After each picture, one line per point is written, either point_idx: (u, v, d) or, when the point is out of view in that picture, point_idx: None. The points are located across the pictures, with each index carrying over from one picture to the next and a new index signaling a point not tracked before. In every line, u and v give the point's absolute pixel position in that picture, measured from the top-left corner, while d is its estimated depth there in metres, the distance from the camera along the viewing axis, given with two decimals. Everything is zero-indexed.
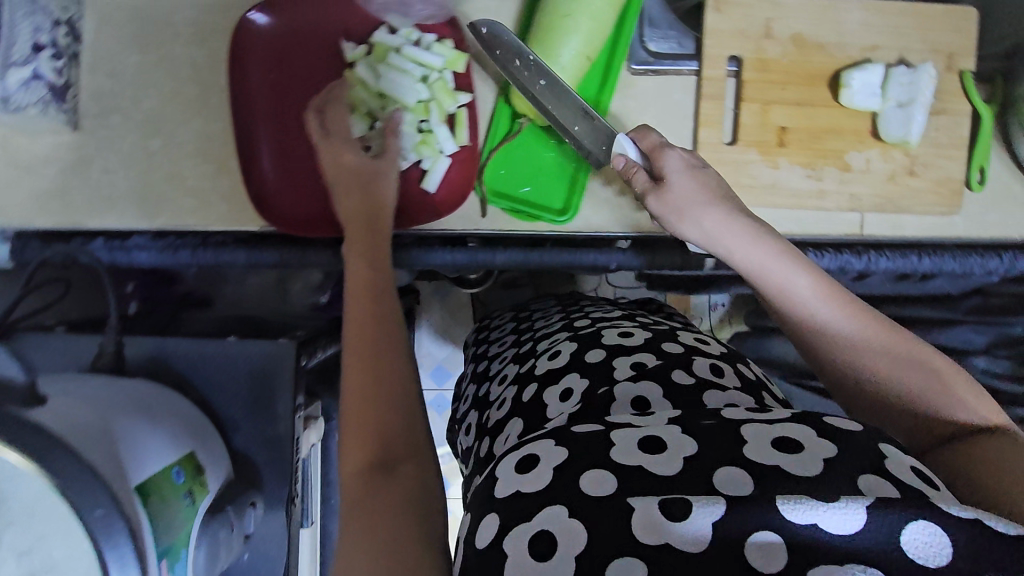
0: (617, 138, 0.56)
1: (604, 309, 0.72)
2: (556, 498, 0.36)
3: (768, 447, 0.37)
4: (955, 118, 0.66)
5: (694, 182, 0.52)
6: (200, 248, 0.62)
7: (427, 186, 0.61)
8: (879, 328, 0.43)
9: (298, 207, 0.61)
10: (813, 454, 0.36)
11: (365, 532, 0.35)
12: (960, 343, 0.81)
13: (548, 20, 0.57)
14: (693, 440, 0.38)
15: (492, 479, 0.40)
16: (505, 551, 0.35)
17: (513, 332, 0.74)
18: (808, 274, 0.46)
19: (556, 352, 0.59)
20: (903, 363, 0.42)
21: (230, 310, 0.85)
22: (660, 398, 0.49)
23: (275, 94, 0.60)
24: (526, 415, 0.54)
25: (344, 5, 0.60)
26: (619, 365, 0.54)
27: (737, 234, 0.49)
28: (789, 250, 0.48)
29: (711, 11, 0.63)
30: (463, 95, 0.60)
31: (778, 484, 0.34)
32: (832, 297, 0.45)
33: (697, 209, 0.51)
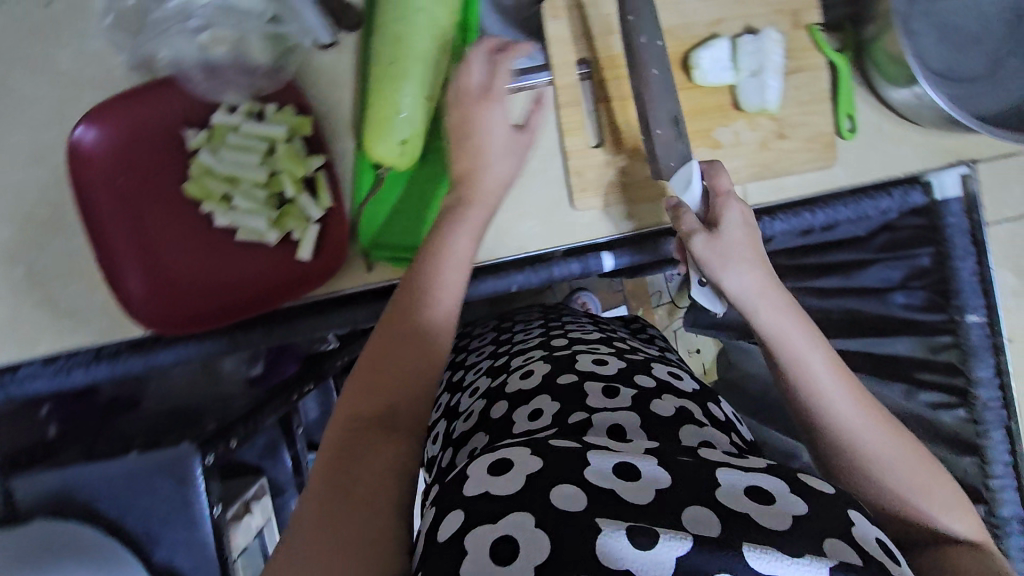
0: (691, 165, 0.59)
1: (585, 329, 0.77)
2: (523, 506, 0.38)
3: (741, 495, 0.39)
4: (812, 74, 0.66)
5: (743, 237, 0.57)
6: (93, 362, 0.61)
7: (301, 254, 0.60)
8: (884, 422, 0.50)
9: (179, 305, 0.59)
10: (784, 508, 0.39)
11: (349, 505, 0.42)
12: (880, 281, 0.82)
13: (379, 70, 0.56)
14: (666, 475, 0.40)
15: (461, 476, 0.42)
16: (464, 547, 0.37)
17: (495, 346, 0.80)
18: (827, 356, 0.52)
19: (529, 371, 0.63)
20: (897, 457, 0.49)
21: (161, 403, 0.84)
22: (637, 428, 0.52)
23: (127, 198, 0.58)
24: (490, 432, 0.57)
25: (176, 95, 0.58)
26: (591, 391, 0.57)
27: (773, 299, 0.54)
28: (813, 330, 0.54)
29: (549, 20, 0.63)
30: (315, 158, 0.59)
31: (744, 533, 0.37)
32: (842, 382, 0.51)
33: (738, 265, 0.55)
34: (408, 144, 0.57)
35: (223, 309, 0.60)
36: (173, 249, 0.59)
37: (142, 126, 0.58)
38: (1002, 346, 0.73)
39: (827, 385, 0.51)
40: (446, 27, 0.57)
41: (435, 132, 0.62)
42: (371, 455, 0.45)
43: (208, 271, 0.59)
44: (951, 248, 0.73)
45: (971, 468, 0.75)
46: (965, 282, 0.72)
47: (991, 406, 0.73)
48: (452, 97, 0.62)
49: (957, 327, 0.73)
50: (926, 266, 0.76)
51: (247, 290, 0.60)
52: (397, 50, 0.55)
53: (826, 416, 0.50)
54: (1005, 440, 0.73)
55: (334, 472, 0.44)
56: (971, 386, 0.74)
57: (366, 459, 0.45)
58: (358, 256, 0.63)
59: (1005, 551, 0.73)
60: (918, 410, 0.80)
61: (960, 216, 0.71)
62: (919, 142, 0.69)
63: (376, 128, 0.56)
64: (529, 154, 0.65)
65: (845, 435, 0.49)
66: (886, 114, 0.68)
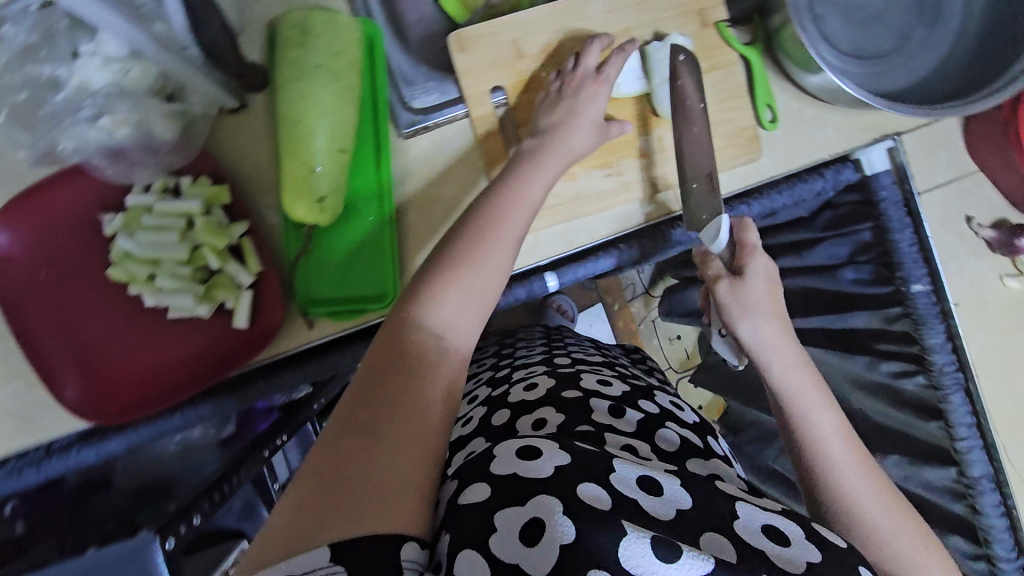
0: (721, 221, 0.57)
1: (587, 350, 0.71)
2: (550, 491, 0.38)
3: (759, 534, 0.40)
4: (726, 71, 0.66)
5: (766, 291, 0.57)
6: (45, 459, 0.60)
7: (239, 322, 0.59)
8: (887, 492, 0.49)
9: (120, 392, 0.58)
10: (800, 554, 0.39)
11: (360, 472, 0.39)
12: (829, 258, 0.83)
13: (289, 131, 0.55)
14: (689, 498, 0.41)
15: (488, 455, 0.43)
16: (492, 524, 0.37)
17: (496, 358, 0.73)
18: (837, 418, 0.52)
19: (534, 385, 0.57)
20: (894, 524, 0.47)
21: (133, 479, 0.83)
22: (649, 451, 0.49)
23: (51, 292, 0.58)
24: (489, 437, 0.51)
25: (84, 181, 0.58)
26: (597, 408, 0.53)
27: (787, 354, 0.55)
28: (824, 389, 0.54)
29: (456, 53, 0.63)
30: (238, 226, 0.58)
31: (762, 563, 0.37)
32: (848, 445, 0.50)
33: (756, 319, 0.56)
34: (327, 201, 0.56)
35: (165, 389, 0.59)
36: (106, 337, 0.58)
37: (55, 218, 0.58)
38: (949, 310, 0.73)
39: (833, 445, 0.50)
40: (350, 79, 0.57)
41: (357, 179, 0.61)
42: (412, 393, 0.44)
43: (144, 353, 0.59)
44: (888, 222, 0.73)
45: (939, 431, 0.76)
46: (906, 254, 0.72)
47: (946, 371, 0.73)
48: (369, 144, 0.62)
49: (905, 298, 0.73)
50: (869, 241, 0.76)
51: (189, 365, 0.60)
52: (303, 107, 0.55)
53: (830, 475, 0.49)
54: (965, 402, 0.73)
55: (356, 429, 0.41)
56: (926, 354, 0.74)
57: (389, 422, 0.42)
58: (298, 314, 0.62)
59: (980, 509, 0.75)
60: (882, 381, 0.81)
61: (892, 188, 0.72)
62: (839, 123, 0.69)
63: (296, 187, 0.55)
64: (456, 189, 0.63)
65: (845, 497, 0.48)
66: (805, 100, 0.68)
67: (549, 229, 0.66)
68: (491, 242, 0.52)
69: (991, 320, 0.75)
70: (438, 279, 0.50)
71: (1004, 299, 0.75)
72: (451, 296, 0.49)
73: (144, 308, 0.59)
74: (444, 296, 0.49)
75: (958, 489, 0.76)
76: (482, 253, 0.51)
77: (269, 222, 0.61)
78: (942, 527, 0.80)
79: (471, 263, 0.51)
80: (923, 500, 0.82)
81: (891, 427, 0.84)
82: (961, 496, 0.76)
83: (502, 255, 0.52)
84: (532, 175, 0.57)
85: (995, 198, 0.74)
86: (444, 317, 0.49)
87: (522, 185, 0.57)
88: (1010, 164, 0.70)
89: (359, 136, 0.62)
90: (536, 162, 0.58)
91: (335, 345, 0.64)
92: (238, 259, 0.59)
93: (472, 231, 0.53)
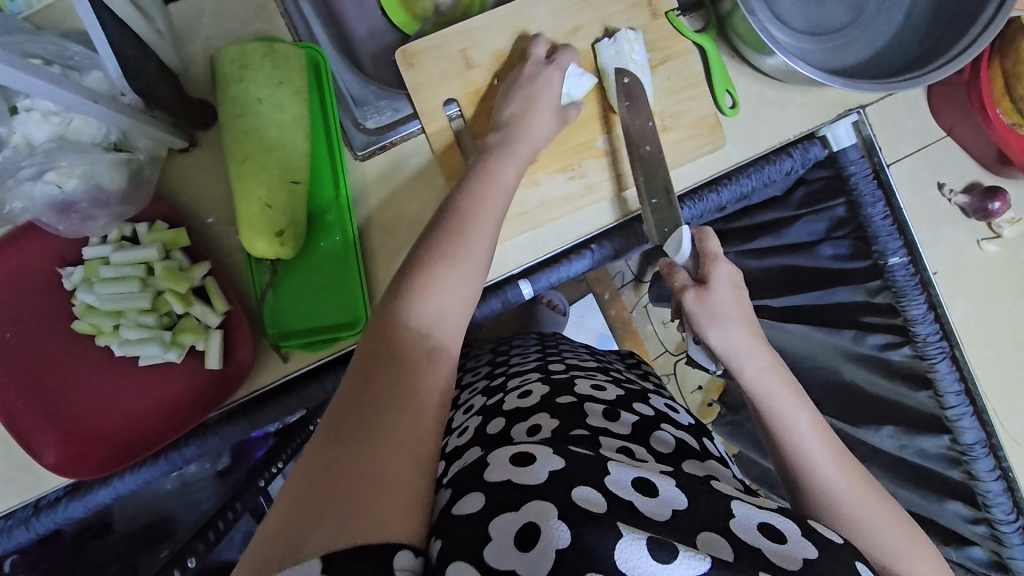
0: (682, 231, 0.57)
1: (581, 356, 0.70)
2: (545, 497, 0.36)
3: (756, 533, 0.38)
4: (681, 59, 0.65)
5: (733, 297, 0.56)
6: (33, 516, 0.61)
7: (211, 363, 0.57)
8: (867, 486, 0.48)
9: (97, 445, 0.58)
10: (796, 550, 0.37)
11: (350, 465, 0.37)
12: (807, 235, 0.82)
13: (241, 168, 0.54)
14: (685, 498, 0.39)
15: (483, 464, 0.42)
16: (489, 535, 0.35)
17: (490, 366, 0.72)
18: (812, 418, 0.52)
19: (527, 392, 0.57)
20: (881, 520, 0.47)
21: (131, 521, 0.83)
22: (646, 453, 0.48)
23: (17, 353, 0.56)
24: (484, 445, 0.50)
25: (40, 235, 0.57)
26: (591, 412, 0.52)
27: (757, 356, 0.54)
28: (796, 389, 0.53)
29: (405, 69, 0.62)
30: (200, 267, 0.57)
31: (760, 562, 0.36)
32: (825, 444, 0.50)
33: (727, 324, 0.55)
34: (285, 234, 0.55)
35: (143, 437, 0.58)
36: (78, 391, 0.57)
37: (14, 277, 0.57)
38: (928, 280, 0.73)
39: (812, 447, 0.50)
40: (298, 109, 0.57)
41: (318, 207, 0.60)
42: (407, 390, 0.42)
43: (119, 404, 0.58)
44: (860, 196, 0.72)
45: (929, 400, 0.76)
46: (880, 227, 0.72)
47: (930, 341, 0.72)
48: (327, 170, 0.60)
49: (883, 270, 0.74)
50: (843, 216, 0.76)
51: (165, 411, 0.59)
52: (252, 143, 0.55)
53: (812, 477, 0.49)
54: (953, 370, 0.73)
55: (344, 428, 0.39)
56: (909, 325, 0.73)
57: (380, 421, 0.40)
58: (271, 349, 0.60)
59: (976, 474, 0.74)
60: (869, 353, 0.81)
61: (861, 161, 0.71)
62: (803, 101, 0.67)
63: (257, 218, 0.54)
64: (418, 208, 0.63)
65: (829, 499, 0.48)
66: (765, 82, 0.67)
67: (516, 238, 0.64)
68: (472, 244, 0.51)
69: (970, 286, 0.76)
70: (426, 280, 0.48)
71: (984, 262, 0.76)
72: (438, 297, 0.48)
73: (114, 358, 0.58)
74: (432, 298, 0.47)
75: (953, 456, 0.76)
76: (464, 256, 0.50)
77: (233, 260, 0.61)
78: (940, 493, 0.81)
79: (456, 265, 0.49)
80: (920, 467, 0.82)
81: (883, 398, 0.83)
82: (956, 462, 0.76)
83: (488, 237, 0.52)
84: (489, 200, 0.54)
85: (966, 161, 0.74)
86: (433, 318, 0.47)
87: (478, 204, 0.54)
88: (976, 127, 0.69)
89: (316, 164, 0.60)
90: (486, 174, 0.56)
91: (318, 374, 0.64)
92: (203, 300, 0.58)
93: (453, 234, 0.51)
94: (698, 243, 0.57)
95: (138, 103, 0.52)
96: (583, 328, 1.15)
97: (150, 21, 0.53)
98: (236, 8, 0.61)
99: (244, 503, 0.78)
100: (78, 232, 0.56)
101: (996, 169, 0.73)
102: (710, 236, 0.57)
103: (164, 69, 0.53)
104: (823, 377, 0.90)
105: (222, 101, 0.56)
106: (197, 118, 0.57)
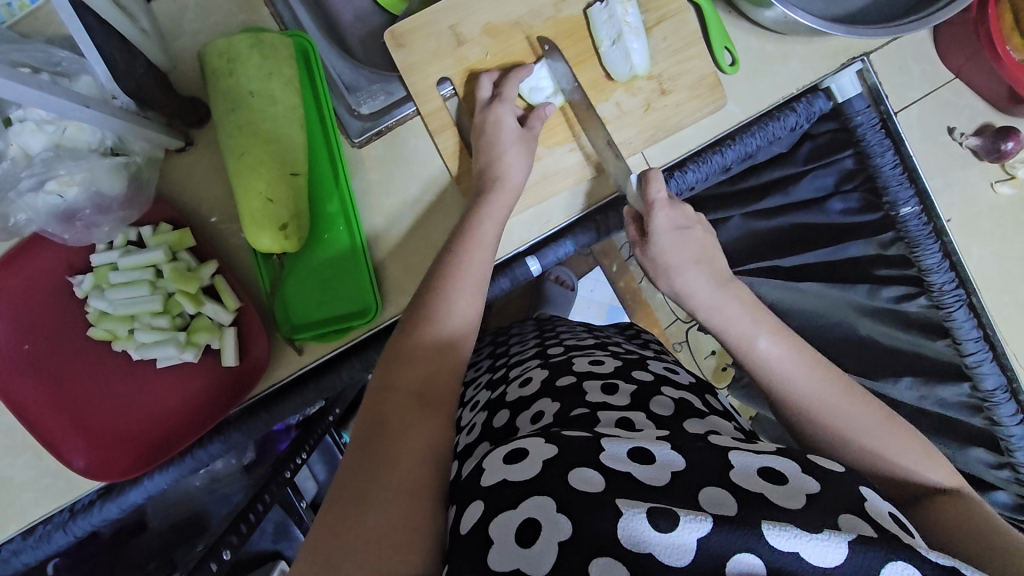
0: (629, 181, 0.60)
1: (580, 336, 0.70)
2: (544, 489, 0.36)
3: (756, 477, 0.38)
4: (677, 18, 0.63)
5: (673, 244, 0.60)
6: (71, 521, 0.63)
7: (228, 360, 0.58)
8: (845, 390, 0.50)
9: (124, 448, 0.59)
10: (798, 488, 0.38)
11: (350, 525, 0.39)
12: (816, 190, 0.81)
13: (237, 163, 0.54)
14: (682, 458, 0.39)
15: (479, 470, 0.41)
16: (490, 537, 0.36)
17: (491, 359, 0.73)
18: (782, 340, 0.54)
19: (528, 379, 0.57)
20: (851, 403, 0.49)
21: (164, 519, 0.84)
22: (645, 420, 0.48)
23: (37, 363, 0.57)
24: (493, 440, 0.51)
25: (48, 246, 0.57)
26: (589, 389, 0.52)
27: (706, 286, 0.59)
28: (756, 307, 0.57)
29: (395, 50, 0.61)
30: (208, 266, 0.57)
31: (763, 510, 0.35)
32: (798, 362, 0.52)
33: (683, 267, 0.60)
34: (289, 228, 0.55)
35: (168, 438, 0.59)
36: (100, 399, 0.58)
37: (26, 290, 0.57)
38: (941, 228, 0.73)
39: (787, 368, 0.52)
40: (290, 101, 0.57)
41: (319, 197, 0.59)
42: (400, 448, 0.44)
43: (141, 406, 0.59)
44: (868, 146, 0.71)
45: (947, 349, 0.76)
46: (891, 176, 0.71)
47: (946, 290, 0.72)
48: (326, 160, 0.60)
49: (895, 222, 0.74)
50: (852, 168, 0.76)
51: (187, 411, 0.60)
52: (246, 139, 0.54)
53: (791, 397, 0.51)
54: (971, 318, 0.73)
55: (345, 492, 0.41)
56: (924, 275, 0.74)
57: (377, 481, 0.42)
58: (287, 343, 0.61)
59: (998, 420, 0.76)
60: (885, 307, 0.80)
61: (868, 111, 0.69)
62: (804, 53, 0.65)
63: (255, 212, 0.54)
64: (420, 191, 0.62)
65: (808, 413, 0.50)
66: (764, 36, 0.65)
67: (522, 215, 0.64)
68: (454, 303, 0.55)
69: (985, 232, 0.75)
70: (398, 355, 0.51)
71: (996, 205, 0.75)
72: (418, 366, 0.51)
73: (132, 362, 0.59)
74: (411, 367, 0.51)
75: (973, 403, 0.77)
76: (443, 321, 0.54)
77: (240, 256, 0.61)
78: (962, 441, 0.81)
79: (433, 330, 0.53)
80: (938, 415, 0.83)
81: (899, 351, 0.83)
82: (977, 410, 0.77)
83: (478, 268, 0.57)
84: (477, 247, 0.57)
85: (976, 103, 0.72)
86: (415, 383, 0.50)
87: (473, 247, 0.57)
88: (985, 67, 0.67)
89: (314, 156, 0.60)
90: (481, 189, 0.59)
91: (335, 364, 0.65)
92: (215, 298, 0.58)
93: (429, 295, 0.55)
94: (642, 189, 0.59)
95: (131, 105, 0.50)
96: (593, 300, 1.15)
97: (134, 20, 0.52)
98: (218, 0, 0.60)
99: (272, 494, 0.80)
100: (84, 239, 0.56)
101: (1007, 109, 0.71)
102: (655, 174, 0.58)
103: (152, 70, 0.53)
104: (835, 334, 0.89)
105: (214, 97, 0.55)
106: (190, 116, 0.57)
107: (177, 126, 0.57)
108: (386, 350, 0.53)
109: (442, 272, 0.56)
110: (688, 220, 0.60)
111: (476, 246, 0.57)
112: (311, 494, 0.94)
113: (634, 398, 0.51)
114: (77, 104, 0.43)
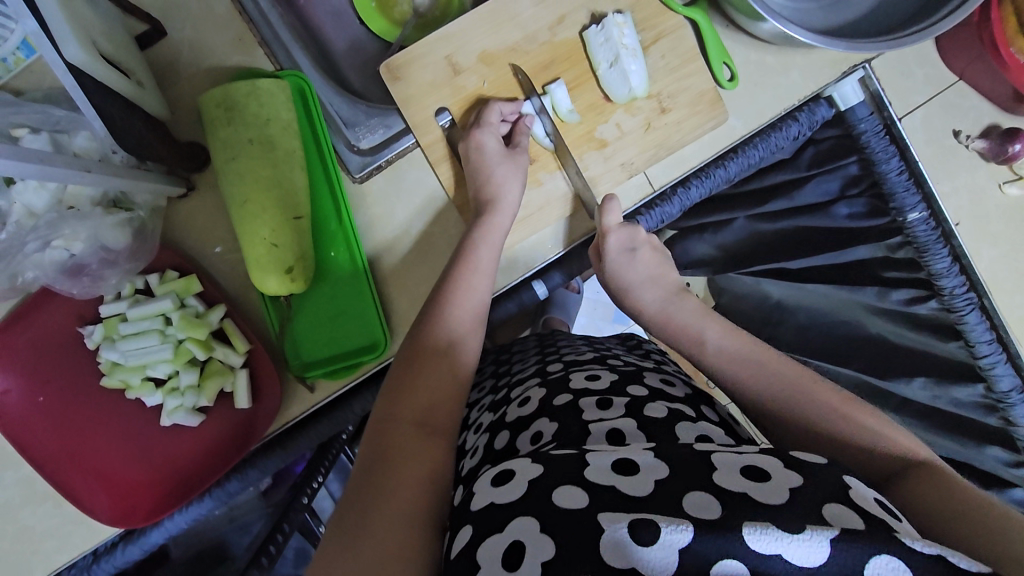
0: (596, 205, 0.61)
1: (580, 350, 0.69)
2: (528, 509, 0.36)
3: (739, 476, 0.38)
4: (674, 36, 0.62)
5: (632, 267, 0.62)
6: (94, 564, 0.64)
7: (240, 402, 0.58)
8: None
9: (145, 491, 0.59)
10: (781, 483, 0.37)
11: (352, 552, 0.39)
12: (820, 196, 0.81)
13: (238, 209, 0.54)
14: (665, 465, 0.39)
15: (469, 494, 0.42)
16: (478, 560, 0.35)
17: (494, 377, 0.72)
18: None
19: (526, 399, 0.57)
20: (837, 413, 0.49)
21: (184, 549, 0.85)
22: (636, 430, 0.48)
23: (52, 415, 0.58)
24: (493, 463, 0.50)
25: (58, 299, 0.57)
26: (586, 406, 0.52)
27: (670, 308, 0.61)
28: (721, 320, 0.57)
29: (390, 83, 0.60)
30: (215, 313, 0.57)
31: (745, 511, 0.34)
32: None
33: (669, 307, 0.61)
34: (295, 270, 0.55)
35: (187, 480, 0.60)
36: (120, 446, 0.59)
37: (35, 347, 0.57)
38: (949, 232, 0.74)
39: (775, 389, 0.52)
40: (289, 145, 0.57)
41: (319, 221, 0.60)
42: (403, 478, 0.44)
43: (159, 450, 0.59)
44: (872, 153, 0.72)
45: (960, 350, 0.77)
46: (896, 182, 0.72)
47: (957, 294, 0.74)
48: (326, 198, 0.60)
49: (903, 227, 0.75)
50: (857, 174, 0.76)
51: (203, 453, 0.60)
52: (245, 185, 0.54)
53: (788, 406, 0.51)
54: (982, 320, 0.74)
55: (348, 519, 0.41)
56: (934, 279, 0.75)
57: (381, 511, 0.41)
58: (298, 381, 0.61)
59: (1013, 420, 0.77)
60: (893, 309, 0.80)
61: (871, 118, 0.69)
62: (804, 64, 0.64)
63: (252, 241, 0.54)
64: (423, 222, 0.62)
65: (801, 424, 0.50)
66: (763, 49, 0.64)
67: (524, 241, 0.64)
68: (453, 326, 0.55)
69: (993, 232, 0.75)
70: (401, 386, 0.51)
71: (1003, 206, 0.75)
72: (424, 395, 0.51)
73: (145, 409, 0.60)
74: (413, 394, 0.51)
75: (988, 403, 0.78)
76: (444, 344, 0.54)
77: (245, 296, 0.60)
78: (979, 439, 0.81)
79: (438, 355, 0.54)
80: (954, 417, 0.82)
81: (913, 350, 0.82)
82: (992, 409, 0.78)
83: (481, 292, 0.57)
84: (479, 271, 0.58)
85: (981, 104, 0.71)
86: (420, 412, 0.50)
87: (473, 275, 0.57)
88: (989, 68, 0.66)
89: (315, 191, 0.60)
90: (485, 223, 0.59)
91: (345, 398, 0.65)
92: (224, 341, 0.59)
93: (430, 319, 0.56)
94: (598, 216, 0.61)
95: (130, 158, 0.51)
96: (600, 303, 1.14)
97: (130, 73, 0.52)
98: (213, 44, 0.59)
99: (291, 522, 0.80)
100: (92, 292, 0.57)
101: (1011, 108, 0.70)
102: (611, 204, 0.60)
103: (149, 121, 0.52)
104: (840, 333, 0.86)
105: (213, 143, 0.55)
106: (190, 162, 0.57)
107: (178, 173, 0.57)
108: (391, 376, 0.53)
109: (444, 296, 0.56)
110: (638, 239, 0.63)
111: (477, 272, 0.57)
112: (327, 513, 0.92)
113: (635, 412, 0.50)
114: (77, 169, 0.43)
